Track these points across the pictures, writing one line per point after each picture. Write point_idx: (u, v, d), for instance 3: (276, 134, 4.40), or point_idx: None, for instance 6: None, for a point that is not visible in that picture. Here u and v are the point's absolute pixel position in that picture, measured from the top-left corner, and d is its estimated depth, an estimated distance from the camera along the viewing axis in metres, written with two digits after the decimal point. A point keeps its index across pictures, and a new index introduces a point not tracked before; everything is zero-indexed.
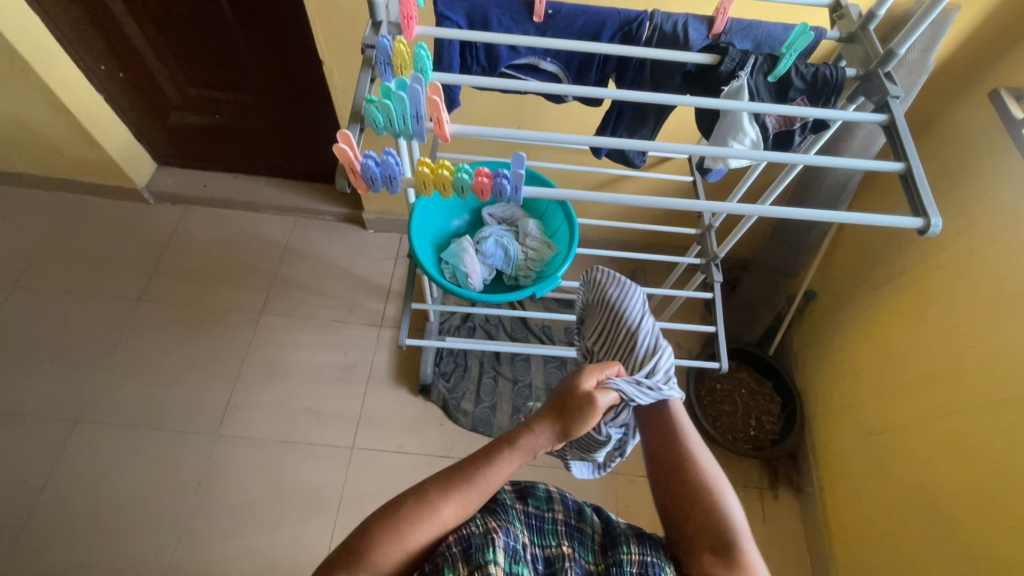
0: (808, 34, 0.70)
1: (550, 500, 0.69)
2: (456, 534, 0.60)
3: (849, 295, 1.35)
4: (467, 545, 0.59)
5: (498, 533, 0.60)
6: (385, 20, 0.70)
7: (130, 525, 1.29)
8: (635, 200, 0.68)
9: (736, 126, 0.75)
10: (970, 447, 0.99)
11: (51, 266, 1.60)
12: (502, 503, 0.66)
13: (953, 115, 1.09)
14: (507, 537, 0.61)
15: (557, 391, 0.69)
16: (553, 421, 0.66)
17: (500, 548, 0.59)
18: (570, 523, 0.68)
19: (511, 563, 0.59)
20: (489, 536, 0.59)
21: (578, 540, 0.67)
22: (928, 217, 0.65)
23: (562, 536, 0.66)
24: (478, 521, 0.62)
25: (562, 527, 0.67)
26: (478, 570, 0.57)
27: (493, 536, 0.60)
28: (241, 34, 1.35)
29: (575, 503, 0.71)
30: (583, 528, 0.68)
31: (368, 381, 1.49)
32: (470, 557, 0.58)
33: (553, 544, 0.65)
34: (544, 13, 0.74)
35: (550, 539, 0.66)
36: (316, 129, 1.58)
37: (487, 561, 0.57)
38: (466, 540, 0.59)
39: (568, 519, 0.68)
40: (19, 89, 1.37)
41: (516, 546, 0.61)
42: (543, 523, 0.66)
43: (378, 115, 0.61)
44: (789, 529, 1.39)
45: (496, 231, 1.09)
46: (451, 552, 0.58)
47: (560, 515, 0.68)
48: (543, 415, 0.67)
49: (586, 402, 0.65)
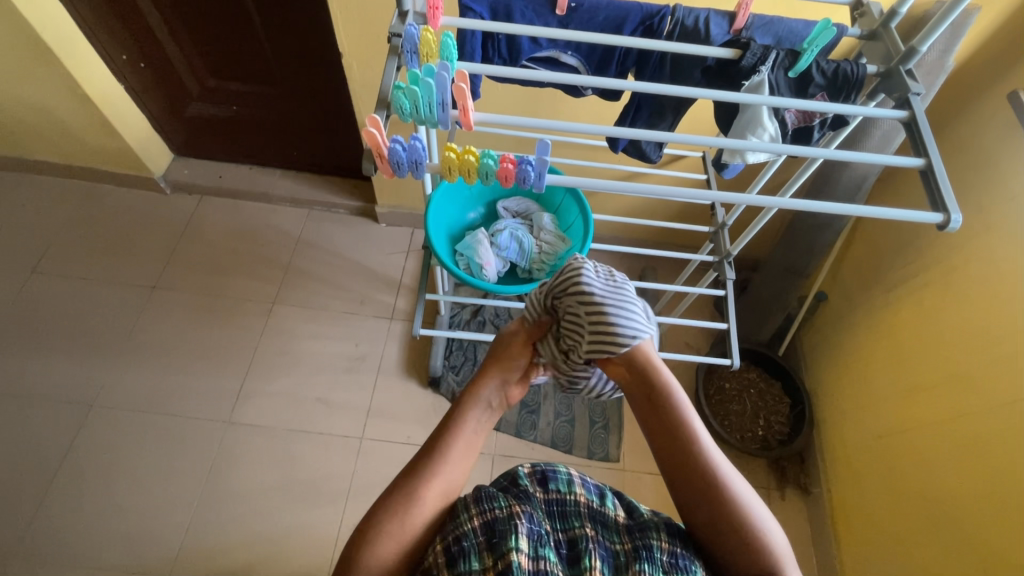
0: (831, 30, 0.69)
1: (572, 482, 0.69)
2: (480, 518, 0.62)
3: (861, 295, 1.35)
4: (492, 533, 0.60)
5: (521, 517, 0.61)
6: (411, 9, 0.71)
7: (142, 507, 1.31)
8: (654, 191, 0.68)
9: (755, 120, 0.76)
10: (981, 448, 0.99)
11: (68, 252, 1.63)
12: (524, 490, 0.67)
13: (971, 117, 1.09)
14: (529, 522, 0.61)
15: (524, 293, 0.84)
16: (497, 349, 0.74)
17: (523, 535, 0.59)
18: (592, 506, 0.67)
19: (534, 547, 0.59)
20: (512, 522, 0.60)
21: (601, 524, 0.66)
22: (948, 212, 0.64)
23: (585, 518, 0.66)
24: (501, 504, 0.63)
25: (584, 510, 0.66)
26: (501, 558, 0.57)
27: (516, 522, 0.60)
28: (261, 26, 1.37)
29: (596, 486, 0.71)
30: (605, 511, 0.67)
31: (378, 372, 1.51)
32: (494, 546, 0.59)
33: (576, 526, 0.64)
34: (567, 6, 0.75)
35: (571, 522, 0.65)
36: (332, 121, 1.59)
37: (511, 548, 0.58)
38: (490, 526, 0.61)
39: (591, 503, 0.68)
40: (44, 78, 1.40)
41: (538, 530, 0.61)
42: (565, 506, 0.66)
43: (404, 102, 0.62)
44: (795, 530, 1.39)
45: (512, 224, 1.10)
46: (475, 539, 0.60)
47: (582, 498, 0.67)
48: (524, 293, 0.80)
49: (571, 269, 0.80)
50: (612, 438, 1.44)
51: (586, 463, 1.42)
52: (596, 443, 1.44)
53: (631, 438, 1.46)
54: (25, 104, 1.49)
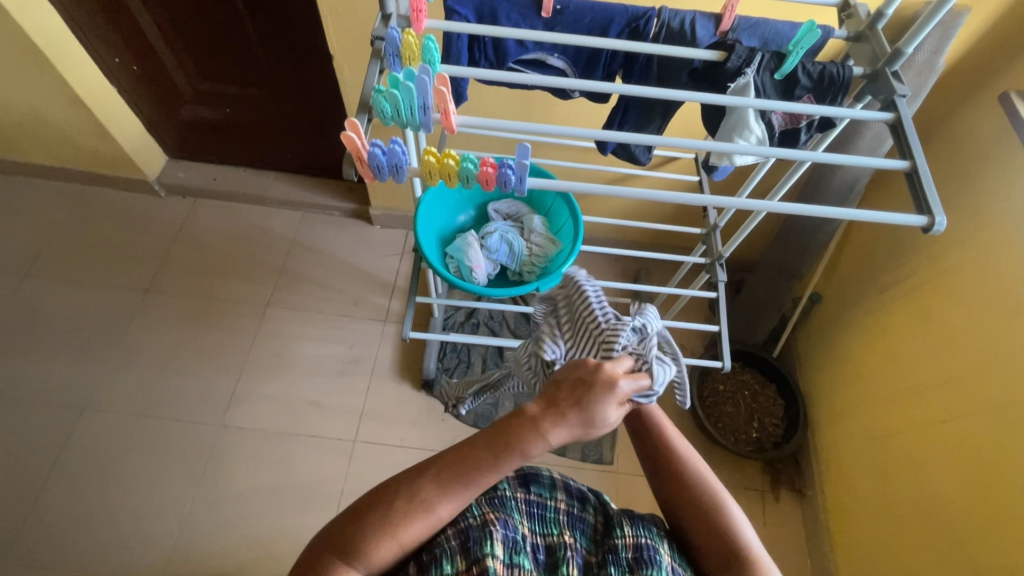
0: (815, 32, 0.69)
1: (554, 487, 0.71)
2: (455, 527, 0.63)
3: (855, 297, 1.35)
4: (467, 539, 0.61)
5: (496, 525, 0.62)
6: (394, 13, 0.71)
7: (133, 511, 1.30)
8: (640, 194, 0.68)
9: (741, 123, 0.76)
10: (976, 452, 0.98)
11: (62, 255, 1.63)
12: (502, 494, 0.68)
13: (962, 118, 1.08)
14: (505, 528, 0.63)
15: (578, 379, 0.58)
16: (571, 423, 0.57)
17: (498, 540, 0.61)
18: (572, 512, 0.70)
19: (510, 554, 0.61)
20: (486, 529, 0.62)
21: (580, 530, 0.68)
22: (932, 215, 0.64)
23: (563, 525, 0.68)
24: (475, 512, 0.64)
25: (563, 516, 0.69)
26: (475, 564, 0.59)
27: (491, 529, 0.62)
28: (253, 28, 1.37)
29: (578, 491, 0.72)
30: (584, 517, 0.70)
31: (371, 375, 1.50)
32: (468, 551, 0.61)
33: (554, 533, 0.67)
34: (552, 8, 0.74)
35: (551, 527, 0.67)
36: (325, 123, 1.59)
37: (485, 554, 0.60)
38: (465, 534, 0.62)
39: (570, 508, 0.70)
40: (35, 80, 1.40)
41: (514, 537, 0.63)
42: (546, 511, 0.68)
43: (385, 105, 0.61)
44: (789, 533, 1.39)
45: (501, 227, 1.09)
46: (449, 545, 0.61)
47: (562, 504, 0.70)
48: (564, 416, 0.57)
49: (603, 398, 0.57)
50: (606, 440, 1.44)
51: (580, 465, 1.42)
52: (590, 445, 1.44)
53: (625, 440, 1.46)
54: (18, 107, 1.49)
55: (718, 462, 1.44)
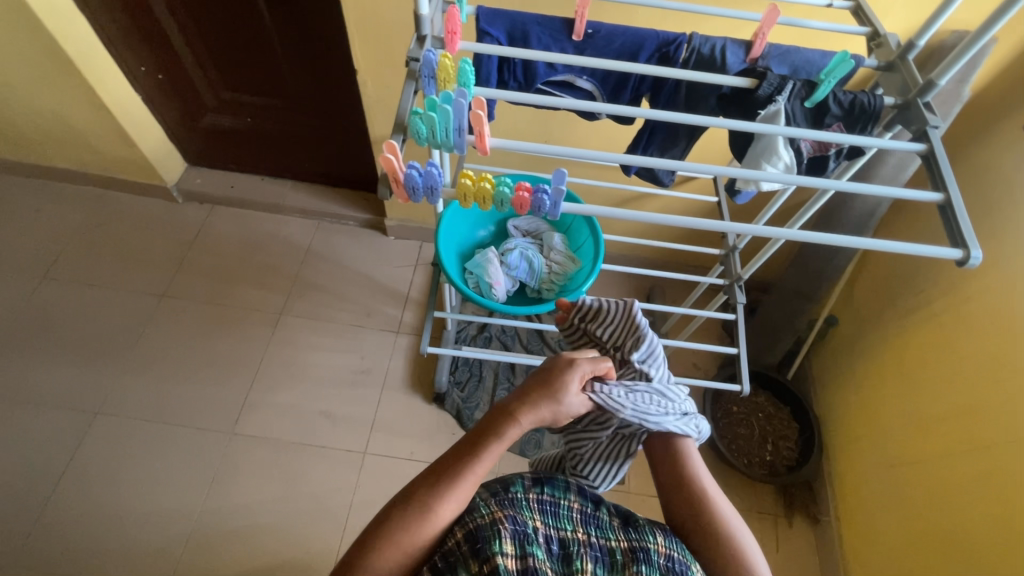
0: (848, 62, 0.70)
1: (568, 489, 0.70)
2: (463, 530, 0.62)
3: (872, 321, 1.33)
4: (475, 539, 0.60)
5: (505, 522, 0.61)
6: (429, 34, 0.72)
7: (140, 518, 1.29)
8: (668, 221, 0.67)
9: (770, 149, 0.75)
10: (997, 483, 0.96)
11: (80, 258, 1.64)
12: (511, 494, 0.67)
13: (984, 147, 1.08)
14: (514, 525, 0.62)
15: (541, 378, 0.68)
16: (542, 408, 0.66)
17: (506, 538, 0.60)
18: (585, 511, 0.69)
19: (521, 547, 0.60)
20: (495, 528, 0.61)
21: (594, 526, 0.67)
22: (967, 248, 0.64)
23: (577, 522, 0.67)
24: (483, 511, 0.63)
25: (578, 514, 0.68)
26: (485, 562, 0.58)
27: (500, 527, 0.61)
28: (278, 41, 1.39)
29: (592, 494, 0.72)
30: (599, 516, 0.69)
31: (383, 387, 1.50)
32: (477, 551, 0.59)
33: (567, 528, 0.66)
34: (583, 32, 0.75)
35: (565, 523, 0.66)
36: (344, 135, 1.60)
37: (495, 553, 0.59)
38: (474, 534, 0.61)
39: (584, 508, 0.69)
40: (60, 85, 1.42)
41: (524, 530, 0.62)
42: (558, 509, 0.67)
43: (421, 126, 0.61)
44: (803, 559, 1.36)
45: (521, 243, 1.10)
46: (461, 550, 0.60)
47: (576, 503, 0.69)
48: (527, 408, 0.66)
49: (575, 403, 0.67)
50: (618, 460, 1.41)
51: None
52: None
53: (637, 460, 1.44)
54: (44, 112, 1.52)
55: (730, 485, 1.43)
